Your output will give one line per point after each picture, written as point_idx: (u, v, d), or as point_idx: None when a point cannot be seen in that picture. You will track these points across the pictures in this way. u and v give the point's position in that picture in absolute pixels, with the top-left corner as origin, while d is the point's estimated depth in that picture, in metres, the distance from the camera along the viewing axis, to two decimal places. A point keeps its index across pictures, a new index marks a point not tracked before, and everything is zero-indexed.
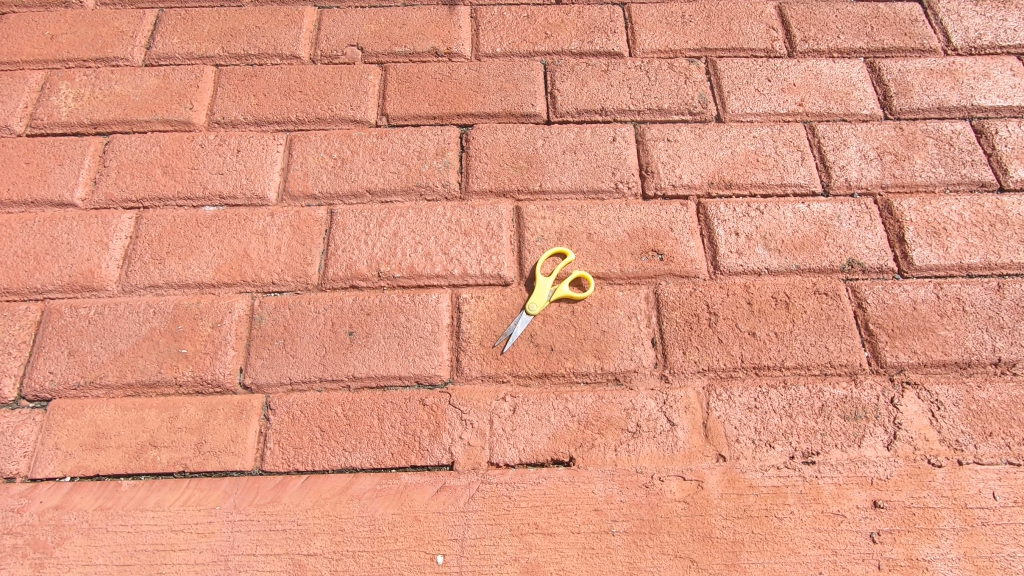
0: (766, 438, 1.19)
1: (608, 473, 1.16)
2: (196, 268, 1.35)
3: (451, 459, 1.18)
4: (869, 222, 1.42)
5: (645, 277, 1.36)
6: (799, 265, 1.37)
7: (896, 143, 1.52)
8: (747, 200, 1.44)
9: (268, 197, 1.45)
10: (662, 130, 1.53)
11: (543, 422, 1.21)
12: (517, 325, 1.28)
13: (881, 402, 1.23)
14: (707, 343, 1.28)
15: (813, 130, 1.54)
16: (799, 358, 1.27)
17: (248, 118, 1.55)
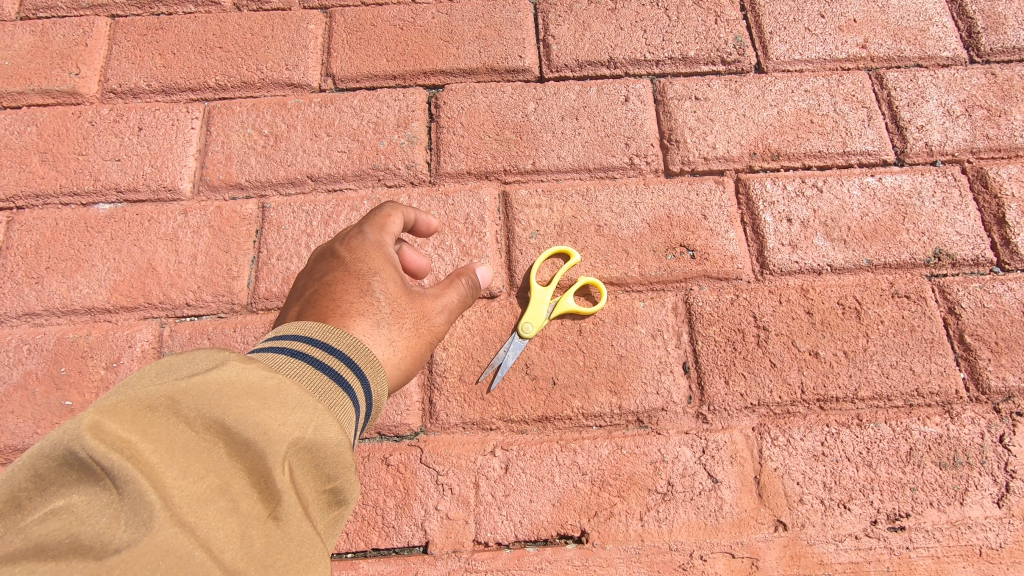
0: (839, 497, 0.91)
1: (633, 552, 0.88)
2: (86, 288, 1.04)
3: (425, 539, 0.90)
4: (958, 200, 1.11)
5: (672, 281, 1.04)
6: (872, 260, 1.05)
7: (988, 94, 1.19)
8: (801, 175, 1.12)
9: (180, 190, 1.12)
10: (688, 86, 1.19)
11: (545, 484, 0.92)
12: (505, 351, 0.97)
13: (986, 442, 0.94)
14: (756, 368, 0.98)
15: (881, 80, 1.21)
16: (877, 387, 0.97)
17: (152, 84, 1.20)
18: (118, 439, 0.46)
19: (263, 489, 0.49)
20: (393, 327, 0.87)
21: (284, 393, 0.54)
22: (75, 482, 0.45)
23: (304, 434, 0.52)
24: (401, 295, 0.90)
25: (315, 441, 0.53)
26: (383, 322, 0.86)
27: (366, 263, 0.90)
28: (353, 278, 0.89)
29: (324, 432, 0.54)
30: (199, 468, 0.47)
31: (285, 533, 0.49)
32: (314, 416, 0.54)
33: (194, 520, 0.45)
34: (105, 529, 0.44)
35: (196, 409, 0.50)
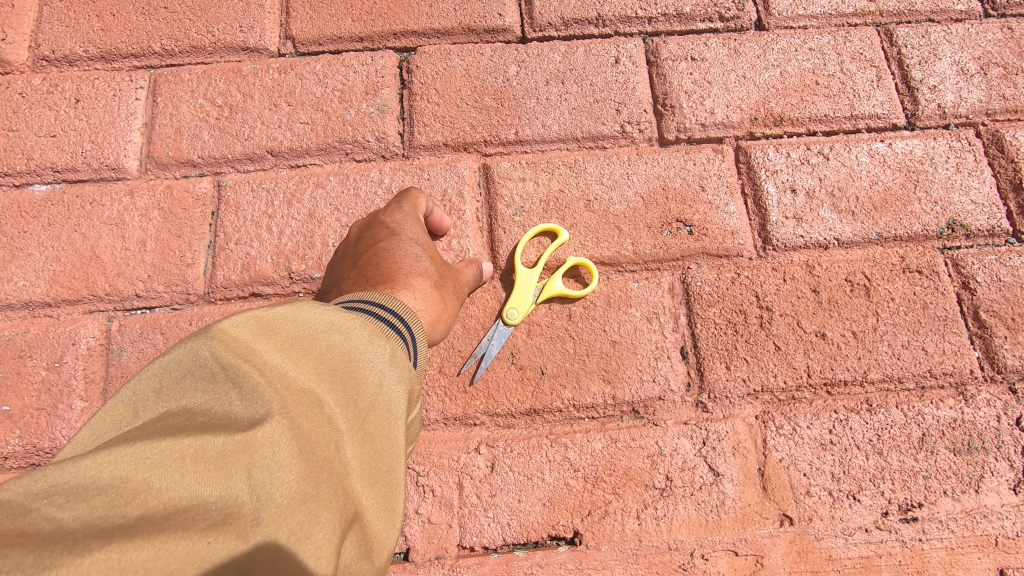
0: (848, 488, 0.85)
1: (629, 553, 0.82)
2: (23, 280, 0.94)
3: (406, 545, 0.83)
4: (972, 166, 1.03)
5: (668, 260, 0.97)
6: (881, 232, 0.98)
7: (1004, 50, 1.11)
8: (805, 141, 1.04)
9: (125, 168, 1.01)
10: (684, 45, 1.09)
11: (534, 482, 0.85)
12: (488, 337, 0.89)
13: (1002, 425, 0.88)
14: (759, 352, 0.91)
15: (890, 36, 1.11)
16: (888, 369, 0.91)
17: (90, 51, 1.07)
18: (240, 346, 0.53)
19: (356, 400, 0.56)
20: (440, 290, 0.87)
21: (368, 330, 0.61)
22: (198, 386, 0.52)
23: (387, 366, 0.60)
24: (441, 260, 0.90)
25: (396, 371, 0.61)
26: (434, 284, 0.87)
27: (410, 232, 0.89)
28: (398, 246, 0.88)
29: (403, 368, 0.62)
30: (308, 371, 0.54)
31: (378, 439, 0.56)
32: (394, 353, 0.62)
33: (310, 411, 0.51)
34: (235, 416, 0.50)
35: (300, 332, 0.57)
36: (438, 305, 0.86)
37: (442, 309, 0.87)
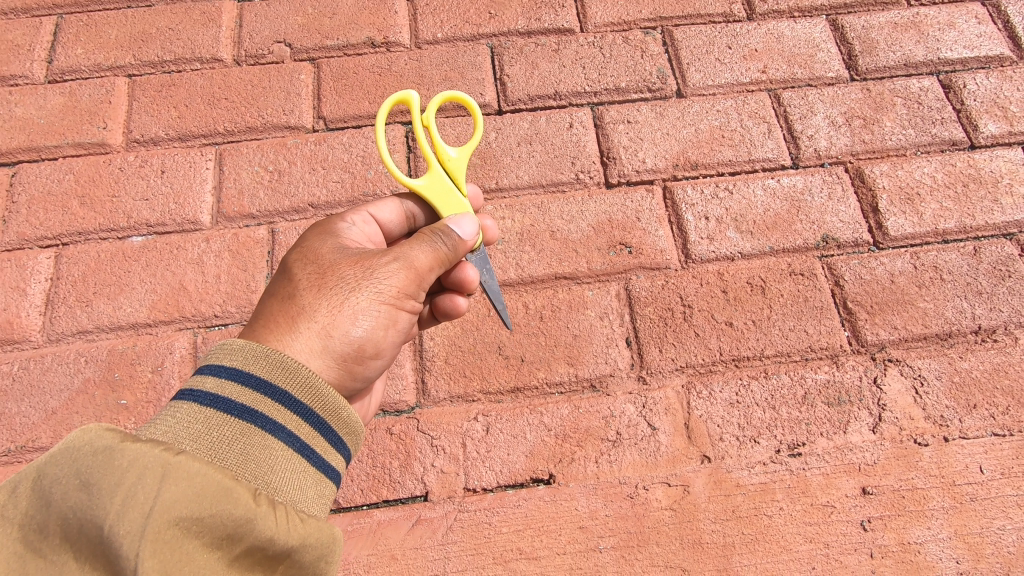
0: (750, 433, 1.15)
1: (591, 487, 1.11)
2: (128, 307, 1.24)
3: (425, 490, 1.11)
4: (841, 194, 1.37)
5: (614, 273, 1.28)
6: (773, 246, 1.31)
7: (864, 106, 1.46)
8: (715, 180, 1.37)
9: (201, 221, 1.32)
10: (621, 111, 1.44)
11: (519, 440, 1.14)
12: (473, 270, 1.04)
13: (864, 384, 1.19)
14: (683, 339, 1.22)
15: (778, 98, 1.47)
16: (779, 346, 1.22)
17: (169, 133, 1.41)
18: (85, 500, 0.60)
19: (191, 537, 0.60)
20: (338, 307, 0.88)
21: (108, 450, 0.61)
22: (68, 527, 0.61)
23: (126, 495, 0.58)
24: (355, 274, 0.90)
25: (140, 496, 0.58)
26: (329, 306, 0.87)
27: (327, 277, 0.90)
28: (307, 260, 0.92)
29: (167, 476, 0.59)
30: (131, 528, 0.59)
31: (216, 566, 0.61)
32: (139, 474, 0.59)
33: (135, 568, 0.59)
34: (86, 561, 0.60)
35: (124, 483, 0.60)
36: (343, 327, 0.87)
37: (353, 327, 0.88)
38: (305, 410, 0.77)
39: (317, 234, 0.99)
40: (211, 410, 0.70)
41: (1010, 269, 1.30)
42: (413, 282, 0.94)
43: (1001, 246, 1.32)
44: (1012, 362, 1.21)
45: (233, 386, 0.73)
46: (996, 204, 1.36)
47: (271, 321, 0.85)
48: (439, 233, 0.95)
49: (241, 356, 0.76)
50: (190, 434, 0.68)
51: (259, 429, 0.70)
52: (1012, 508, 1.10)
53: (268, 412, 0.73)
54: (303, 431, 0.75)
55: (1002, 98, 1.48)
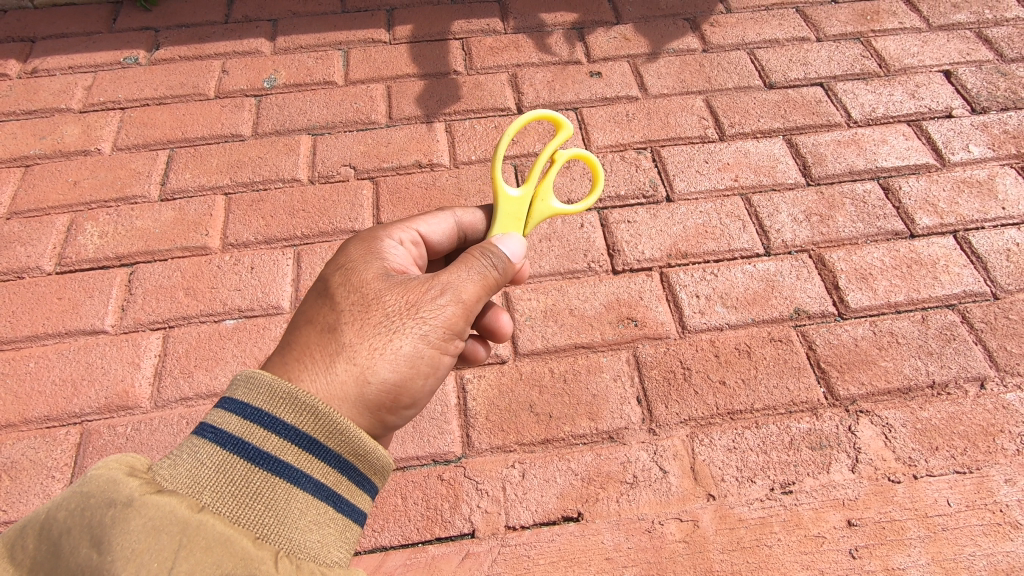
0: (747, 474, 1.35)
1: (614, 523, 1.30)
2: (223, 377, 1.50)
3: (472, 527, 1.30)
4: (807, 275, 1.66)
5: (624, 342, 1.55)
6: (754, 318, 1.58)
7: (819, 205, 1.80)
8: (703, 266, 1.68)
9: (282, 307, 1.61)
10: (622, 214, 1.78)
11: (551, 483, 1.35)
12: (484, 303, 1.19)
13: (841, 431, 1.41)
14: (685, 396, 1.46)
15: (750, 201, 1.81)
16: (766, 401, 1.45)
17: (258, 237, 1.74)
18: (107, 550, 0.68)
19: None
20: (378, 348, 1.01)
21: (126, 505, 0.70)
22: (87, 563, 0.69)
23: (143, 559, 0.67)
24: (397, 312, 1.04)
25: (157, 562, 0.68)
26: (370, 347, 1.00)
27: (370, 316, 1.03)
28: (353, 292, 1.06)
29: (183, 544, 0.69)
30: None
31: None
32: (157, 538, 0.69)
33: None
34: None
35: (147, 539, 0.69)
36: (381, 369, 1.00)
37: (390, 370, 1.01)
38: (328, 453, 0.86)
39: (370, 259, 1.14)
40: (239, 455, 0.79)
41: (954, 333, 1.56)
42: (459, 317, 1.08)
43: (945, 315, 1.59)
44: (964, 411, 1.44)
45: (260, 432, 0.81)
46: (937, 281, 1.64)
47: (308, 359, 0.97)
48: (490, 256, 1.13)
49: (269, 398, 0.84)
50: (214, 479, 0.77)
51: (284, 480, 0.80)
52: (979, 536, 1.27)
53: (293, 460, 0.82)
54: (323, 476, 0.85)
55: (932, 197, 1.81)
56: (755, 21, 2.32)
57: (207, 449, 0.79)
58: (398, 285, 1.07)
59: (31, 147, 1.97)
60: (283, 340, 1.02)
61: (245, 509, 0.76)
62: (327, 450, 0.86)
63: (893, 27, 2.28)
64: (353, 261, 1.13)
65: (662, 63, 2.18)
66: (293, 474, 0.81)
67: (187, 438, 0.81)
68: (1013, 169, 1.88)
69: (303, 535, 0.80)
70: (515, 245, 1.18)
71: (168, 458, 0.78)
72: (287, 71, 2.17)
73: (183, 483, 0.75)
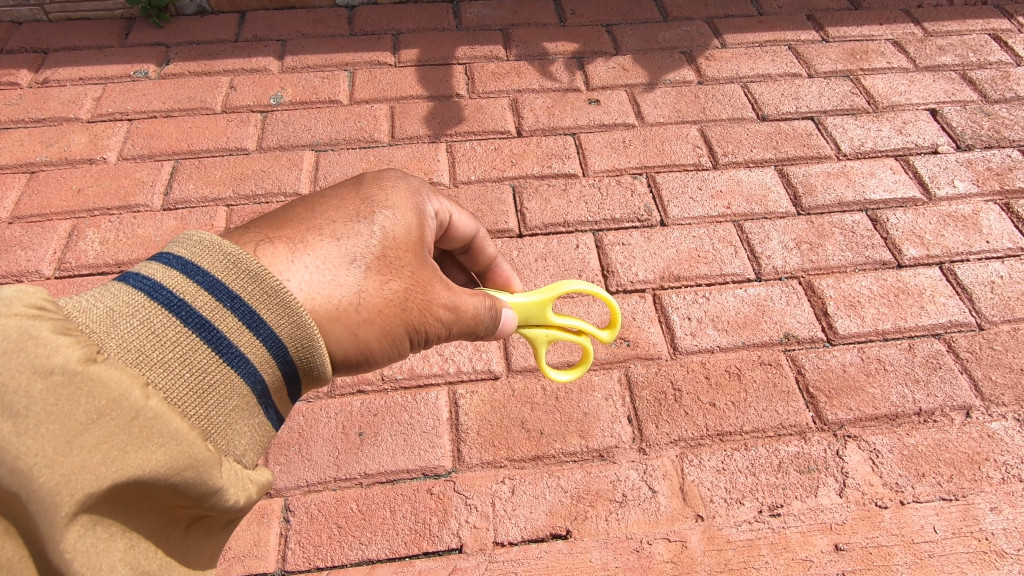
0: (736, 496, 1.36)
1: (603, 541, 1.30)
2: None
3: (460, 542, 1.30)
4: (797, 301, 1.69)
5: (616, 362, 1.56)
6: (745, 341, 1.60)
7: (809, 234, 1.84)
8: (695, 289, 1.71)
9: None
10: (617, 236, 1.82)
11: (540, 500, 1.35)
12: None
13: (829, 455, 1.42)
14: (675, 416, 1.47)
15: (741, 228, 1.85)
16: (755, 423, 1.46)
17: None
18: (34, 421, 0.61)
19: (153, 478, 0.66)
20: (377, 315, 0.98)
21: (64, 373, 0.63)
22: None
23: (85, 438, 0.62)
24: (414, 295, 1.02)
25: (102, 445, 0.63)
26: (374, 308, 0.98)
27: (386, 274, 1.00)
28: (391, 246, 1.02)
29: (133, 430, 0.65)
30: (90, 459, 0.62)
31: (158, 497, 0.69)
32: (104, 418, 0.64)
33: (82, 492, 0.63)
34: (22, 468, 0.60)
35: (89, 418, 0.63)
36: (367, 335, 0.98)
37: (370, 341, 0.99)
38: (288, 364, 0.84)
39: (415, 214, 1.09)
40: (203, 341, 0.74)
41: (940, 361, 1.58)
42: (446, 327, 1.08)
43: (932, 344, 1.62)
44: (950, 438, 1.45)
45: (229, 319, 0.76)
46: (923, 310, 1.68)
47: (316, 276, 0.93)
48: (499, 308, 1.16)
49: (248, 287, 0.78)
50: (168, 361, 0.71)
51: (239, 377, 0.77)
52: (965, 564, 1.28)
53: (256, 363, 0.79)
54: (276, 384, 0.83)
55: (918, 229, 1.86)
56: (749, 56, 2.41)
57: (166, 323, 0.72)
58: (427, 264, 1.06)
59: (37, 154, 2.00)
60: (301, 240, 0.96)
61: (198, 402, 0.73)
62: (288, 357, 0.83)
63: (881, 66, 2.37)
64: (398, 202, 1.08)
65: (659, 93, 2.25)
66: (249, 373, 0.78)
67: (137, 297, 0.73)
68: (996, 205, 1.93)
69: (241, 439, 0.79)
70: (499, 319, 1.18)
71: (111, 320, 0.70)
72: (293, 89, 2.23)
73: (131, 355, 0.69)
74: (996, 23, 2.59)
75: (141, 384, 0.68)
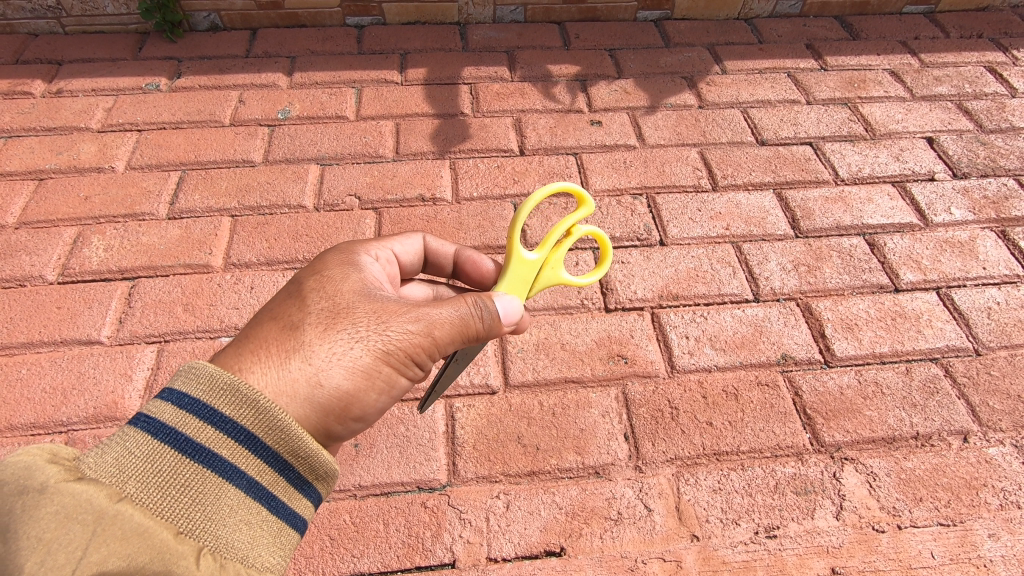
0: (732, 516, 1.35)
1: (597, 559, 1.29)
2: None
3: (453, 557, 1.29)
4: (794, 322, 1.70)
5: (613, 379, 1.56)
6: (742, 361, 1.61)
7: (807, 257, 1.86)
8: (693, 309, 1.72)
9: None
10: (616, 254, 1.84)
11: (535, 515, 1.35)
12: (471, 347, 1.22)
13: (825, 477, 1.42)
14: (672, 434, 1.47)
15: (740, 249, 1.87)
16: (752, 443, 1.46)
17: (261, 259, 1.78)
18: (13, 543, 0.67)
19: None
20: (335, 353, 1.03)
21: (40, 492, 0.71)
22: None
23: (51, 547, 0.67)
24: (368, 326, 1.06)
25: (65, 551, 0.67)
26: (329, 351, 1.02)
27: (336, 323, 1.05)
28: (326, 298, 1.08)
29: (95, 533, 0.70)
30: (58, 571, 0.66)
31: None
32: (70, 526, 0.69)
33: None
34: None
35: (59, 529, 0.69)
36: (335, 375, 1.02)
37: (341, 379, 1.02)
38: (265, 449, 0.87)
39: (347, 269, 1.17)
40: (169, 446, 0.80)
41: (937, 386, 1.58)
42: (424, 344, 1.10)
43: (929, 368, 1.62)
44: (948, 463, 1.45)
45: (194, 423, 0.82)
46: (921, 334, 1.69)
47: (263, 352, 1.00)
48: (481, 301, 1.14)
49: (208, 389, 0.85)
50: (140, 469, 0.77)
51: (213, 475, 0.81)
52: None
53: (227, 454, 0.83)
54: (258, 473, 0.86)
55: (915, 254, 1.88)
56: (749, 82, 2.45)
57: (139, 439, 0.80)
58: (377, 302, 1.10)
59: (47, 162, 2.03)
60: (245, 331, 1.05)
61: (169, 502, 0.78)
62: (265, 447, 0.87)
63: (878, 95, 2.42)
64: (330, 267, 1.16)
65: (660, 116, 2.29)
66: (224, 469, 0.83)
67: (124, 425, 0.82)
68: (993, 232, 1.95)
69: (229, 534, 0.81)
70: (515, 313, 1.19)
71: (96, 449, 0.78)
72: (301, 104, 2.27)
73: (107, 473, 0.76)
74: (991, 56, 2.64)
75: (113, 495, 0.75)
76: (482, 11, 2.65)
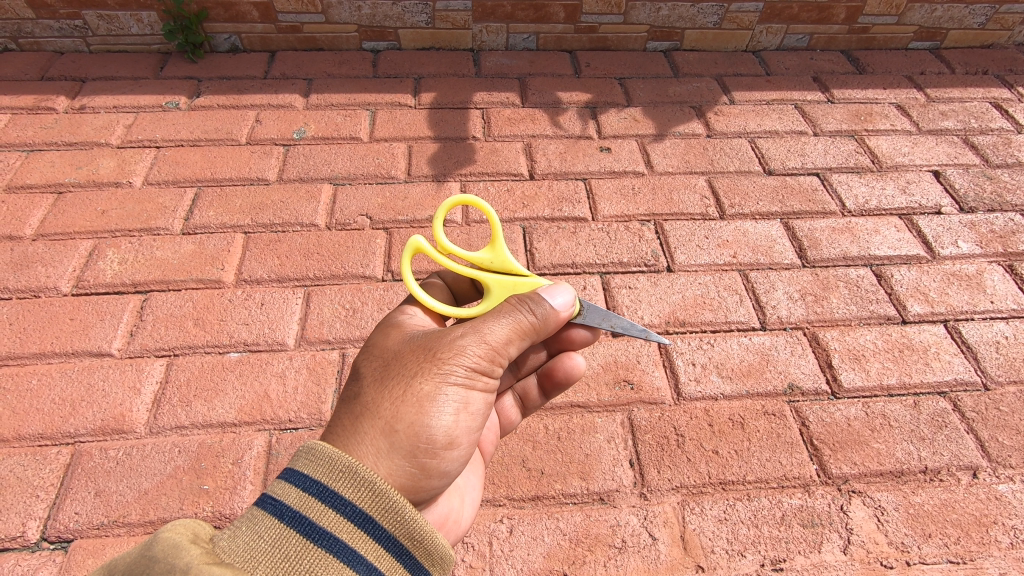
0: (738, 547, 1.34)
1: None
2: (221, 408, 1.52)
3: None
4: (801, 351, 1.70)
5: (619, 404, 1.56)
6: (748, 390, 1.60)
7: (814, 286, 1.87)
8: (700, 335, 1.72)
9: (287, 343, 1.64)
10: (624, 280, 1.85)
11: (538, 541, 1.34)
12: (597, 324, 1.26)
13: (832, 509, 1.40)
14: (677, 462, 1.46)
15: (747, 277, 1.88)
16: (758, 474, 1.45)
17: (272, 276, 1.80)
18: None
19: None
20: (401, 398, 1.04)
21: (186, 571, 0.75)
22: None
23: None
24: (418, 362, 1.07)
25: None
26: (392, 399, 1.03)
27: (394, 377, 1.06)
28: (378, 360, 1.11)
29: None
30: None
31: None
32: None
33: None
34: None
35: None
36: (406, 416, 1.03)
37: (418, 414, 1.04)
38: (382, 533, 0.90)
39: (388, 330, 1.20)
40: (295, 529, 0.84)
41: (945, 420, 1.57)
42: (486, 358, 1.11)
43: (937, 402, 1.61)
44: (957, 498, 1.43)
45: (317, 506, 0.87)
46: (928, 367, 1.68)
47: None
48: (527, 303, 1.16)
49: (327, 472, 0.90)
50: (270, 554, 0.82)
51: (338, 559, 0.84)
52: None
53: (346, 538, 0.86)
54: (377, 558, 0.88)
55: (923, 287, 1.88)
56: (756, 113, 2.49)
57: (269, 524, 0.84)
58: (424, 343, 1.11)
59: (67, 176, 2.07)
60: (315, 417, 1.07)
61: None
62: (381, 529, 0.90)
63: (885, 128, 2.45)
64: (372, 336, 1.19)
65: (668, 144, 2.33)
66: (347, 554, 0.85)
67: (252, 510, 0.87)
68: (1000, 266, 1.96)
69: None
70: (570, 292, 1.19)
71: (230, 533, 0.83)
72: (316, 124, 2.31)
73: (242, 558, 0.80)
74: (997, 92, 2.68)
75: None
76: (495, 38, 2.72)
